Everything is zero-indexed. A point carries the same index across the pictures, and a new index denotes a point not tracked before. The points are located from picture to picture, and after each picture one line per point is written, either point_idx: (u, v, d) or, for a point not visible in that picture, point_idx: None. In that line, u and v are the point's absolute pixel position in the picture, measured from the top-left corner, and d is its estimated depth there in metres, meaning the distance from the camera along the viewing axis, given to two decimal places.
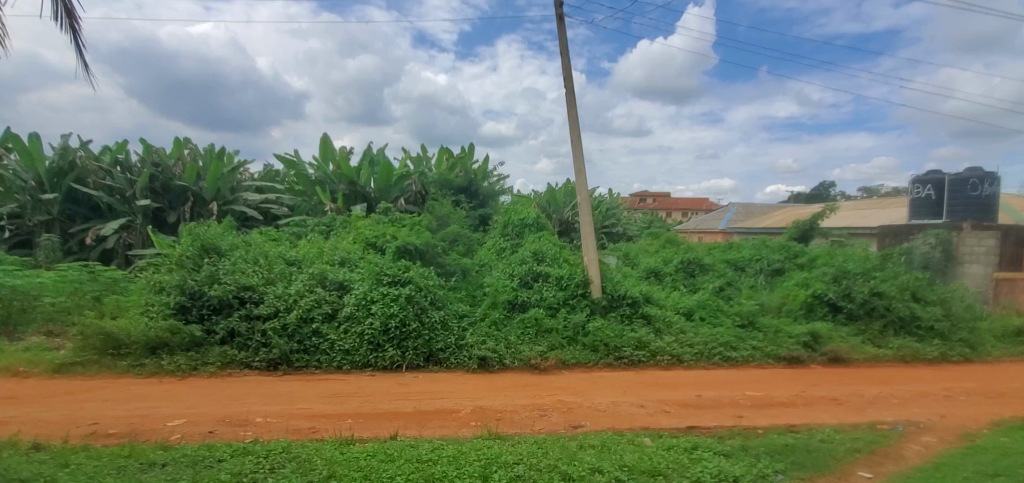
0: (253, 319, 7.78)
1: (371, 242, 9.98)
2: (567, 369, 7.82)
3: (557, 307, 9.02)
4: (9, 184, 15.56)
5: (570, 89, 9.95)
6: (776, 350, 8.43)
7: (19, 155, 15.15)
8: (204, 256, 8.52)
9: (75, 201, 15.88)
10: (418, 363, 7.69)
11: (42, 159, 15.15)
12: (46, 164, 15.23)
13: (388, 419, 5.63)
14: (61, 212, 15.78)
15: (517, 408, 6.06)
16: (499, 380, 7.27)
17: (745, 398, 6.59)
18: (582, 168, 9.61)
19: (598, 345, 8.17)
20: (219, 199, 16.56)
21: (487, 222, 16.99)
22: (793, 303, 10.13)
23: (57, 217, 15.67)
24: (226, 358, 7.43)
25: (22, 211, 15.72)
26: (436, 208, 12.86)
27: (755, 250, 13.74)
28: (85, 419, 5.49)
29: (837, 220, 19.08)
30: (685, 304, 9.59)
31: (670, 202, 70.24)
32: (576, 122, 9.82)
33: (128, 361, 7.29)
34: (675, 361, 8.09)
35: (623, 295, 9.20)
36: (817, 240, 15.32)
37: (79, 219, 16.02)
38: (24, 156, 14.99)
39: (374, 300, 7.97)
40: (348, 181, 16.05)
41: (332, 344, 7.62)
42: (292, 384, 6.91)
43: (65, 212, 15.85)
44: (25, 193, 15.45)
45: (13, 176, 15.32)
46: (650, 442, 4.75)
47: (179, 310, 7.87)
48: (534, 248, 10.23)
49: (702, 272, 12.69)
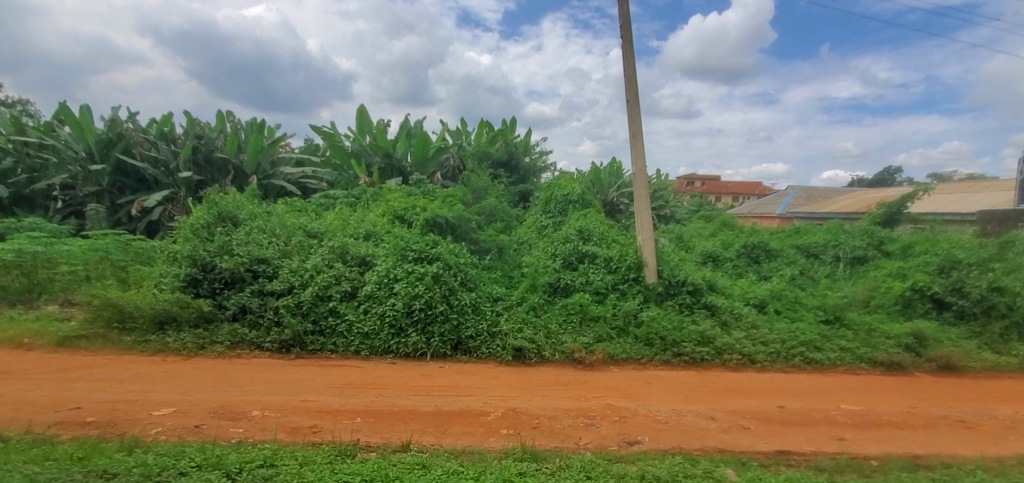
0: (266, 296, 7.02)
1: (399, 213, 9.07)
2: (616, 365, 6.71)
3: (605, 292, 7.88)
4: (61, 155, 15.46)
5: (628, 41, 8.65)
6: (872, 354, 7.01)
7: (70, 126, 15.04)
8: (220, 225, 7.85)
9: (123, 173, 15.78)
10: (445, 352, 6.76)
11: (92, 130, 14.98)
12: (96, 135, 15.10)
13: (403, 421, 4.71)
14: (111, 184, 15.71)
15: (557, 413, 5.00)
16: (537, 375, 6.24)
17: (842, 414, 5.30)
18: (639, 133, 8.34)
19: (653, 339, 7.00)
20: (259, 173, 16.08)
21: (528, 199, 15.84)
22: (886, 297, 8.60)
23: (107, 188, 15.62)
24: (236, 338, 6.72)
25: (73, 183, 15.60)
26: (472, 180, 11.86)
27: (831, 235, 12.04)
28: (69, 405, 4.91)
29: (924, 203, 16.91)
30: (756, 294, 8.20)
31: (720, 186, 66.89)
32: (634, 80, 8.54)
33: (133, 336, 6.74)
34: (746, 361, 6.80)
35: (683, 281, 7.94)
36: (905, 226, 13.36)
37: (128, 191, 15.98)
38: (74, 127, 14.87)
39: (398, 279, 7.08)
40: (384, 153, 15.24)
41: (350, 326, 6.79)
42: (303, 371, 6.12)
43: (115, 184, 15.80)
44: (76, 164, 15.34)
45: (65, 146, 15.21)
46: (735, 477, 3.63)
47: (190, 283, 7.22)
48: (579, 225, 9.07)
49: (769, 258, 11.19)
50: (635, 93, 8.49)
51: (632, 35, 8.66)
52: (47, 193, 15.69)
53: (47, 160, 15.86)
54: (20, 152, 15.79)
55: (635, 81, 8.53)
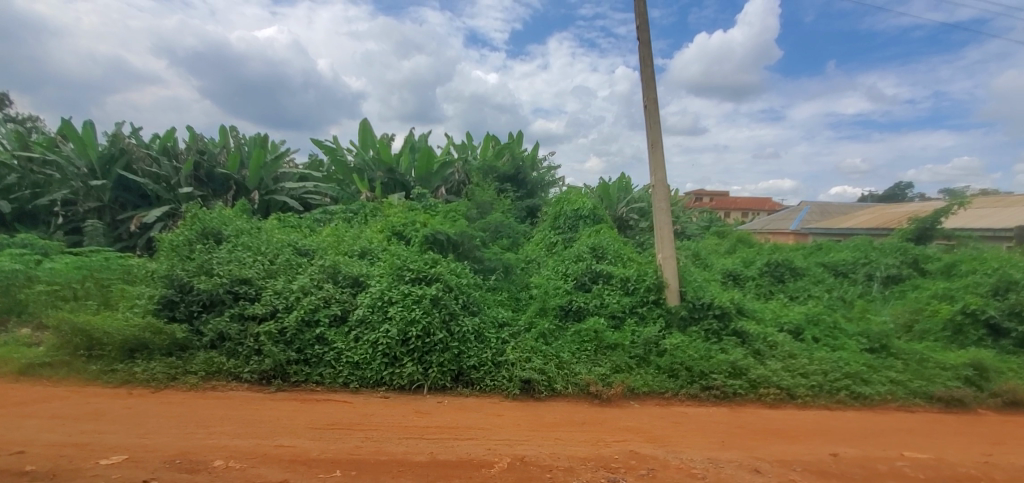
0: (246, 321, 6.32)
1: (397, 229, 8.40)
2: (637, 400, 5.94)
3: (622, 316, 7.14)
4: (63, 170, 14.97)
5: (645, 42, 8.06)
6: (927, 388, 6.22)
7: (72, 142, 14.52)
8: (202, 242, 7.23)
9: (126, 188, 15.24)
10: (444, 384, 6.02)
11: (93, 145, 14.46)
12: (98, 151, 14.60)
13: (392, 474, 3.98)
14: (113, 199, 15.14)
15: (574, 464, 4.24)
16: (547, 413, 5.46)
17: (909, 465, 4.51)
18: (658, 142, 7.68)
19: (678, 370, 6.23)
20: (262, 189, 15.53)
21: (535, 214, 15.19)
22: (932, 322, 7.82)
23: (108, 204, 15.04)
24: (212, 367, 6.02)
25: (75, 198, 15.04)
26: (476, 194, 11.24)
27: (860, 253, 11.25)
28: (8, 450, 4.24)
29: (955, 218, 16.01)
30: (790, 318, 7.41)
31: (729, 202, 66.09)
32: (652, 85, 7.92)
33: (99, 364, 6.08)
34: (784, 397, 6.01)
35: (709, 304, 7.18)
36: (938, 243, 12.52)
37: (129, 207, 15.39)
38: (76, 142, 14.37)
39: (392, 302, 6.38)
40: (387, 168, 14.67)
41: (339, 355, 6.09)
42: (283, 407, 5.41)
43: (117, 199, 15.22)
44: (76, 179, 14.77)
45: (66, 162, 14.67)
46: None
47: (166, 306, 6.56)
48: (591, 242, 8.39)
49: (794, 277, 10.42)
50: (653, 98, 7.86)
51: (649, 35, 8.07)
52: (48, 209, 15.14)
53: (50, 176, 15.32)
54: (24, 169, 15.31)
55: (654, 86, 7.90)
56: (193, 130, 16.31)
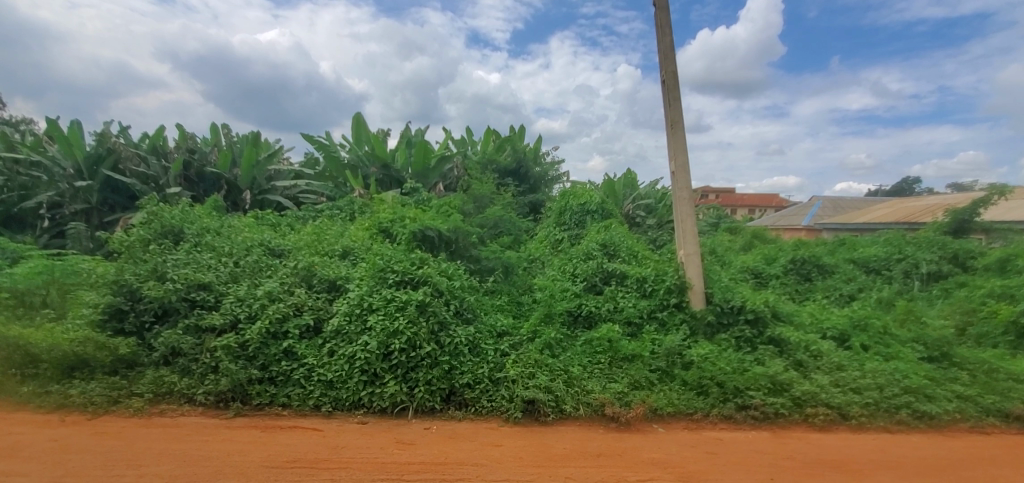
0: (203, 333, 5.44)
1: (384, 226, 7.49)
2: (661, 423, 5.02)
3: (640, 323, 6.25)
4: (49, 171, 13.88)
5: (663, 8, 7.15)
6: (1003, 404, 5.26)
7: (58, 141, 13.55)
8: (160, 243, 6.35)
9: (114, 189, 14.17)
10: (433, 406, 5.12)
11: (80, 145, 13.54)
12: (85, 151, 13.63)
13: None
14: (101, 201, 14.01)
15: None
16: (555, 442, 4.54)
17: None
18: (678, 122, 6.76)
19: (708, 386, 5.31)
20: (254, 188, 14.59)
21: (538, 211, 14.28)
22: (991, 325, 6.87)
23: (96, 206, 13.88)
24: (161, 388, 5.16)
25: (62, 200, 13.87)
26: (474, 188, 10.35)
27: (893, 247, 10.28)
28: None
29: (992, 211, 14.92)
30: (833, 323, 6.47)
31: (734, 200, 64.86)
32: (670, 56, 7.00)
33: (31, 386, 5.20)
34: (836, 418, 5.06)
35: (740, 307, 6.27)
36: (976, 236, 11.54)
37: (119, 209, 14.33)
38: (60, 141, 13.42)
39: (373, 309, 5.49)
40: (381, 163, 13.81)
41: (309, 372, 5.21)
42: (240, 437, 4.52)
43: (105, 201, 14.14)
44: (63, 181, 13.72)
45: (53, 164, 13.64)
46: None
47: (115, 316, 5.71)
48: (602, 238, 7.49)
49: (822, 275, 9.47)
50: (672, 71, 6.93)
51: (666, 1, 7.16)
52: (34, 212, 13.90)
53: (38, 178, 14.10)
54: (10, 171, 14.06)
55: (672, 58, 6.99)
56: (183, 129, 15.47)
